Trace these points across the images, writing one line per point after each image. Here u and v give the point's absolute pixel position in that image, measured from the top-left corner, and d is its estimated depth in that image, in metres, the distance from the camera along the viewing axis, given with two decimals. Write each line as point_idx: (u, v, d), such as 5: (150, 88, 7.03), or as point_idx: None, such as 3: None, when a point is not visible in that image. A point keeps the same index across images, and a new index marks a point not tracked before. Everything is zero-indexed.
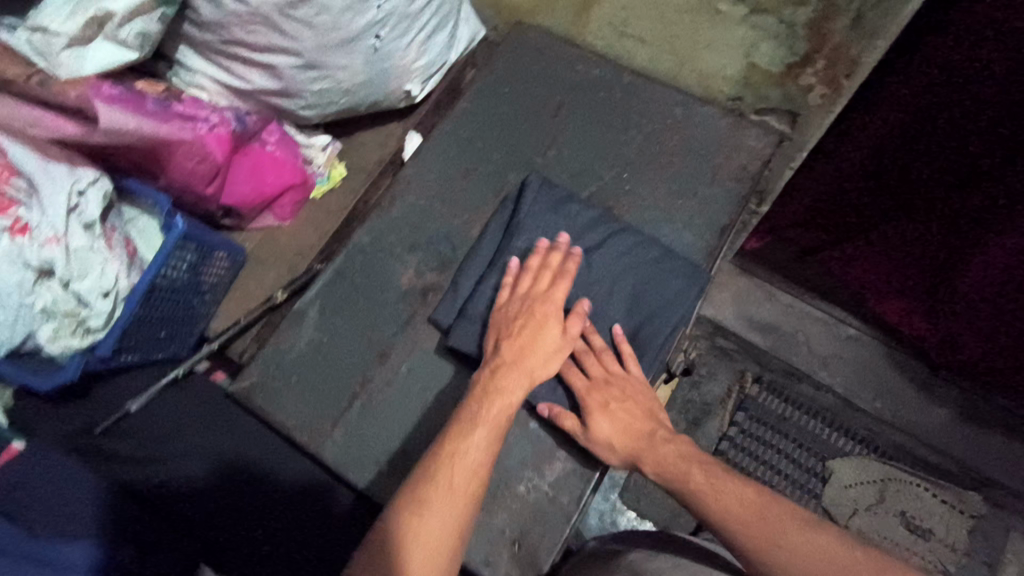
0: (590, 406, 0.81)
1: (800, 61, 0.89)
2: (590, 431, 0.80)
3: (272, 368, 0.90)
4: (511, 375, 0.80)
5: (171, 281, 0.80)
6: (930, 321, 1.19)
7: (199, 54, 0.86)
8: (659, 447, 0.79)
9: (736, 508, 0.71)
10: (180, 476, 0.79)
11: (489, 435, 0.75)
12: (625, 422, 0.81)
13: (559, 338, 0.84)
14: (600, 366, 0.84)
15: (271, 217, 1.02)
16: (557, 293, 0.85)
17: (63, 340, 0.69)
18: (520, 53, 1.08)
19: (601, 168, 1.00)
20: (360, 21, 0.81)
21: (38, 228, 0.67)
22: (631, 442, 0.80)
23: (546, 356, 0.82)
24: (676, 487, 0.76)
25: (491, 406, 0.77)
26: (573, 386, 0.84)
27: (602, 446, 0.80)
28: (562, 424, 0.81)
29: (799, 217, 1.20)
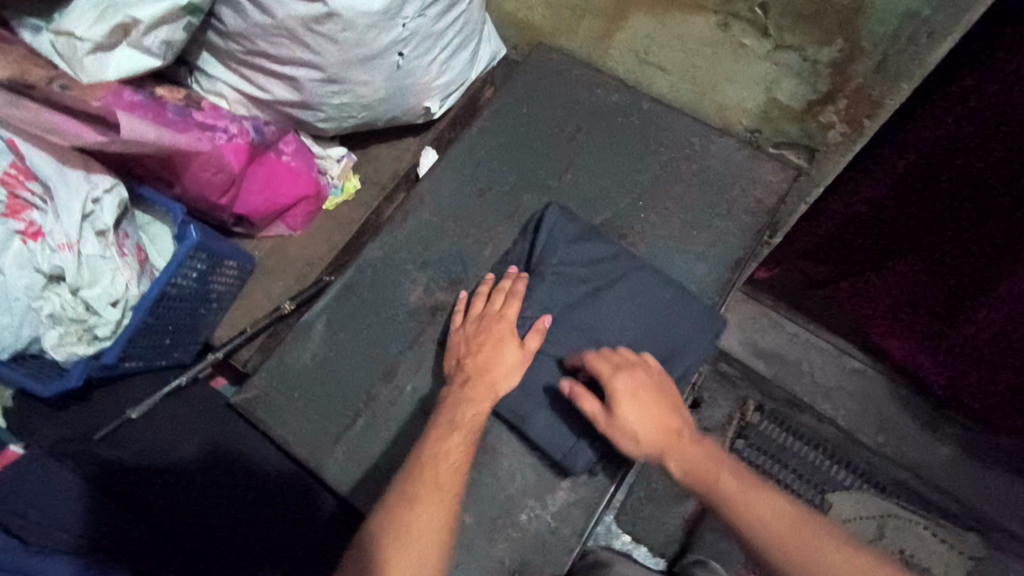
0: (619, 394, 0.78)
1: (822, 98, 0.89)
2: (616, 419, 0.78)
3: (275, 381, 0.89)
4: (474, 392, 0.81)
5: (180, 290, 0.79)
6: (935, 363, 1.17)
7: (220, 63, 0.86)
8: (686, 444, 0.77)
9: (771, 520, 0.71)
10: (176, 462, 0.80)
11: (464, 441, 0.78)
12: (655, 413, 0.78)
13: (518, 352, 0.84)
14: (626, 355, 0.82)
15: (282, 226, 1.01)
16: (510, 311, 0.87)
17: (68, 346, 0.67)
18: (541, 73, 1.08)
19: (617, 194, 1.00)
20: (384, 39, 0.80)
21: (51, 233, 0.66)
22: (655, 436, 0.78)
23: (509, 368, 0.83)
24: (702, 489, 0.75)
25: (464, 414, 0.80)
26: (598, 371, 0.81)
27: (626, 436, 0.78)
28: (584, 408, 0.79)
29: (812, 254, 1.19)
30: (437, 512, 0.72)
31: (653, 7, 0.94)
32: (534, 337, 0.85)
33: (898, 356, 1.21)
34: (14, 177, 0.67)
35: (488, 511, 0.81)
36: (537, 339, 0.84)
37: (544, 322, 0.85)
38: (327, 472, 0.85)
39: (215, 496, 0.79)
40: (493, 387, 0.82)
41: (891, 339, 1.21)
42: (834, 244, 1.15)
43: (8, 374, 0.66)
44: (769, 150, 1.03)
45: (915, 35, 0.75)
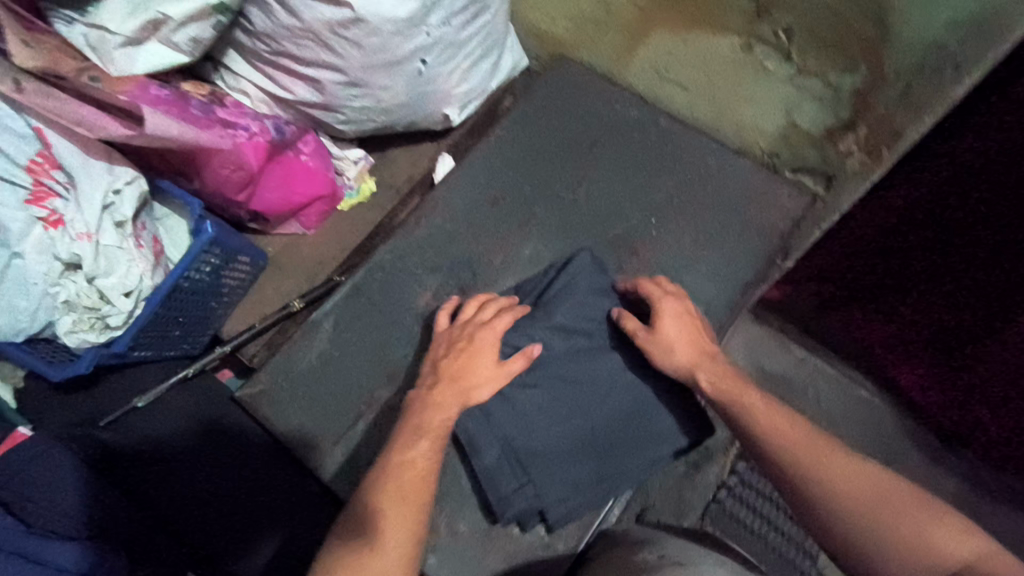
0: (663, 310, 0.82)
1: (843, 125, 0.94)
2: (653, 332, 0.81)
3: (281, 377, 0.90)
4: (442, 398, 0.77)
5: (194, 283, 0.80)
6: (942, 394, 1.11)
7: (246, 60, 0.87)
8: (718, 364, 0.79)
9: (789, 432, 0.71)
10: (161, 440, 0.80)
11: (430, 445, 0.73)
12: (692, 333, 0.81)
13: (495, 370, 0.79)
14: (673, 286, 0.86)
15: (295, 225, 1.02)
16: (499, 323, 0.82)
17: (80, 333, 0.69)
18: (561, 84, 1.08)
19: (629, 210, 1.00)
20: (408, 46, 0.81)
21: (72, 222, 0.67)
22: (689, 352, 0.80)
23: (484, 381, 0.78)
24: (729, 405, 0.75)
25: (432, 417, 0.75)
26: (647, 292, 0.85)
27: (661, 348, 0.81)
28: (625, 323, 0.83)
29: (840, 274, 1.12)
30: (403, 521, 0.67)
31: None
32: (519, 359, 0.79)
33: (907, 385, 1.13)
34: (40, 165, 0.68)
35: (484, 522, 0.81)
36: (524, 362, 0.78)
37: (534, 349, 0.79)
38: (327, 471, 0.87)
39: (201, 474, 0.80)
40: (463, 399, 0.77)
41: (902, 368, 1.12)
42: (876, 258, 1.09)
43: (22, 356, 0.69)
44: (786, 173, 1.00)
45: None
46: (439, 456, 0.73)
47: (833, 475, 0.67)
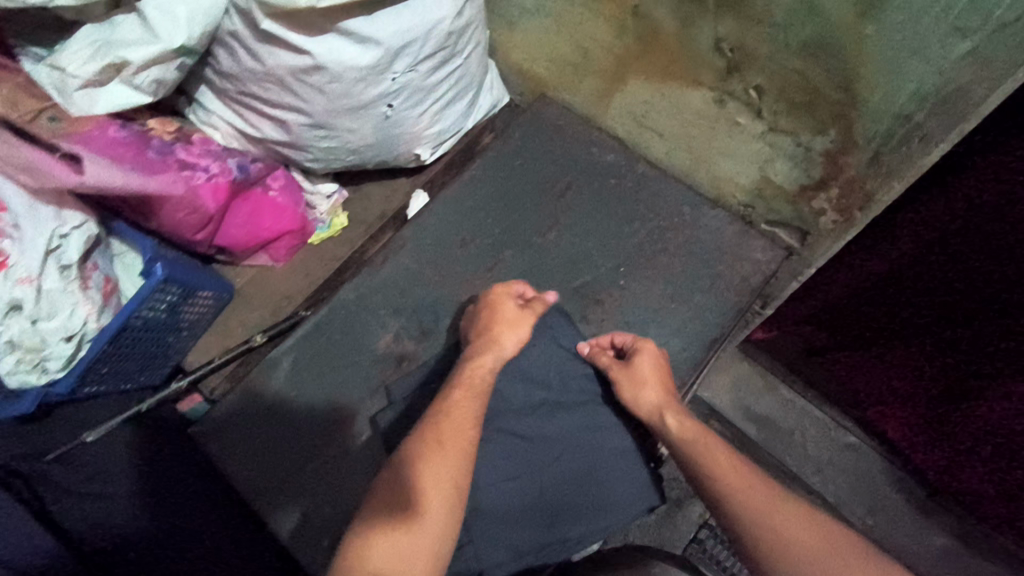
0: (642, 347, 0.85)
1: (814, 185, 0.87)
2: (630, 369, 0.84)
3: (233, 418, 0.89)
4: (475, 351, 0.83)
5: (150, 320, 0.80)
6: (931, 448, 1.09)
7: (216, 97, 0.86)
8: (682, 413, 0.80)
9: (738, 483, 0.71)
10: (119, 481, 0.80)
11: (467, 400, 0.77)
12: (664, 376, 0.84)
13: (518, 313, 0.87)
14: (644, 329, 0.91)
15: (265, 257, 1.02)
16: (514, 285, 0.91)
17: (20, 374, 0.69)
18: (539, 126, 1.07)
19: (599, 257, 0.99)
20: (373, 91, 0.81)
21: (15, 265, 0.66)
22: (660, 395, 0.82)
23: (514, 322, 0.86)
24: (688, 451, 0.76)
25: (463, 375, 0.80)
26: (624, 339, 0.88)
27: (633, 384, 0.83)
28: (600, 359, 0.87)
29: (825, 313, 1.13)
30: (450, 468, 0.71)
31: (654, 74, 0.93)
32: (539, 302, 0.89)
33: (896, 436, 1.11)
34: None
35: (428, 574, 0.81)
36: (545, 303, 0.89)
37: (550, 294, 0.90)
38: (273, 518, 0.85)
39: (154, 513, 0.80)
40: (496, 344, 0.83)
41: (889, 416, 1.11)
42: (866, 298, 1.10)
43: None
44: (761, 227, 1.00)
45: (908, 137, 0.73)
46: (478, 404, 0.78)
47: (774, 531, 0.67)
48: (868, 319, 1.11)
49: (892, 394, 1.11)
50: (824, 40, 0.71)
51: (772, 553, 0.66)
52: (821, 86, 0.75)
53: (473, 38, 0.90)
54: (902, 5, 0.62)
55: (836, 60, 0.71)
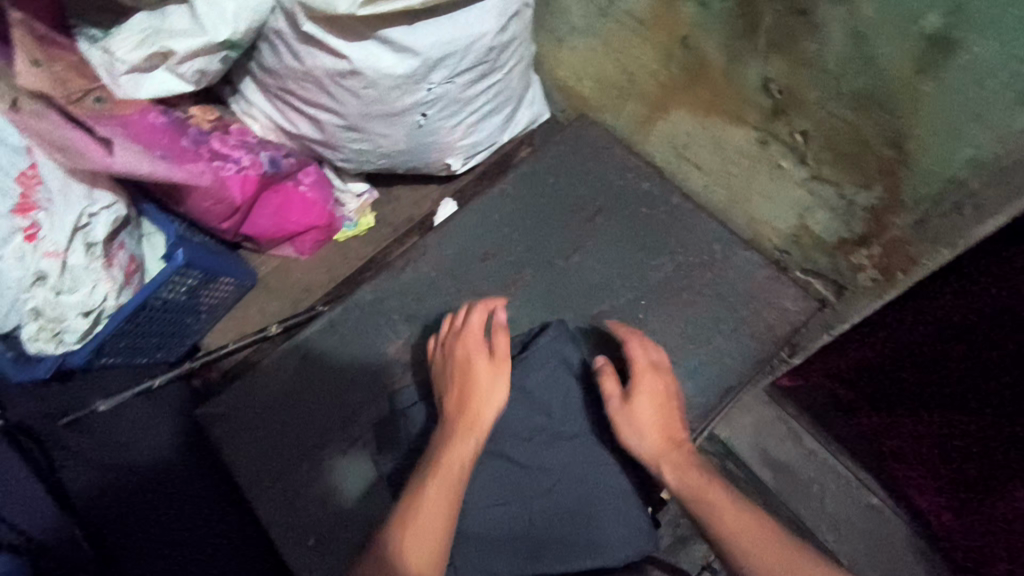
0: (640, 383, 0.82)
1: (856, 240, 0.83)
2: (627, 407, 0.80)
3: (237, 405, 0.89)
4: (461, 423, 0.77)
5: (168, 302, 0.82)
6: (963, 523, 1.01)
7: (257, 89, 0.88)
8: (683, 455, 0.77)
9: (750, 539, 0.67)
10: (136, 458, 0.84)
11: (456, 452, 0.75)
12: (666, 415, 0.81)
13: (490, 365, 0.81)
14: (650, 351, 0.86)
15: (290, 248, 1.03)
16: (479, 321, 0.85)
17: (40, 343, 0.72)
18: (576, 145, 1.05)
19: (620, 287, 0.96)
20: (408, 99, 0.81)
21: (44, 238, 0.69)
22: (660, 438, 0.79)
23: (487, 376, 0.80)
24: (692, 504, 0.73)
25: (448, 427, 0.77)
26: (635, 359, 0.84)
27: (632, 426, 0.80)
28: (604, 385, 0.83)
29: (854, 372, 1.07)
30: (440, 524, 0.70)
31: (697, 107, 0.90)
32: (501, 338, 0.83)
33: (927, 508, 1.02)
34: (29, 177, 0.69)
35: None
36: (508, 335, 0.83)
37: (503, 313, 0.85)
38: (262, 511, 0.85)
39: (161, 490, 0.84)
40: (477, 417, 0.78)
41: (919, 485, 1.03)
42: (898, 365, 1.05)
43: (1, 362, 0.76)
44: (795, 274, 0.96)
45: (959, 205, 0.69)
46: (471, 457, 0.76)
47: None
48: (903, 380, 1.05)
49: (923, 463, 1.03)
50: (877, 93, 0.67)
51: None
52: (870, 138, 0.71)
53: (516, 54, 0.89)
54: (965, 65, 0.59)
55: (889, 115, 0.68)
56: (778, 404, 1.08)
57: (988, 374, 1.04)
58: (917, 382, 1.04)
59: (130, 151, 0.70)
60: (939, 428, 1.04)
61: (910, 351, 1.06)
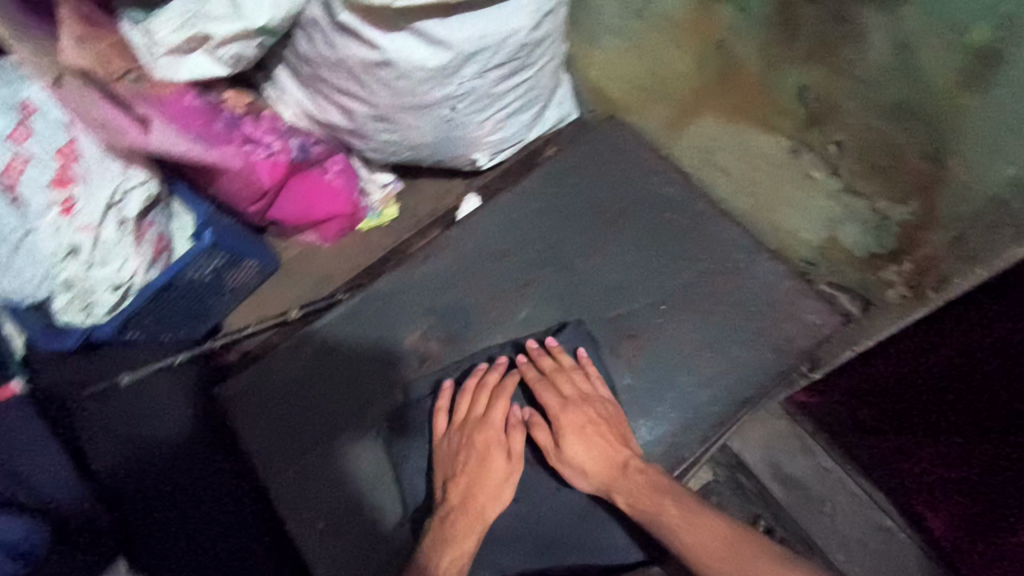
0: (563, 426, 0.85)
1: (887, 254, 0.83)
2: (562, 455, 0.84)
3: (255, 387, 0.90)
4: (466, 519, 0.81)
5: (193, 281, 0.83)
6: (979, 549, 0.99)
7: (291, 77, 0.89)
8: (630, 477, 0.82)
9: (714, 547, 0.75)
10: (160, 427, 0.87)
11: (467, 538, 0.80)
12: (599, 447, 0.84)
13: (507, 465, 0.85)
14: (573, 386, 0.87)
15: (314, 236, 1.03)
16: (495, 414, 0.86)
17: (70, 314, 0.74)
18: (603, 145, 1.03)
19: (640, 291, 0.95)
20: (438, 92, 0.82)
21: (80, 212, 0.70)
22: (603, 471, 0.83)
23: (501, 475, 0.84)
24: (647, 519, 0.79)
25: (460, 514, 0.81)
26: (550, 404, 0.87)
27: (574, 470, 0.84)
28: (537, 437, 0.86)
29: (875, 392, 1.04)
30: None
31: (728, 112, 0.89)
32: (520, 438, 0.86)
33: (942, 534, 1.00)
34: (67, 153, 0.71)
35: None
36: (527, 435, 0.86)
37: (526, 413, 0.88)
38: (274, 492, 0.86)
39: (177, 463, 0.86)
40: (484, 511, 0.82)
41: (933, 511, 1.01)
42: (913, 389, 1.02)
43: (35, 330, 0.78)
44: (821, 287, 0.93)
45: (998, 225, 0.69)
46: (474, 540, 0.81)
47: None
48: (914, 403, 1.02)
49: (937, 488, 1.01)
50: (912, 104, 0.68)
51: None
52: (904, 147, 0.72)
53: (549, 52, 0.89)
54: (1014, 80, 0.60)
55: (930, 128, 0.68)
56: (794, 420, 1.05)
57: (1002, 395, 1.01)
58: (928, 406, 1.02)
59: (164, 129, 0.73)
60: (952, 451, 1.01)
61: (920, 375, 1.02)
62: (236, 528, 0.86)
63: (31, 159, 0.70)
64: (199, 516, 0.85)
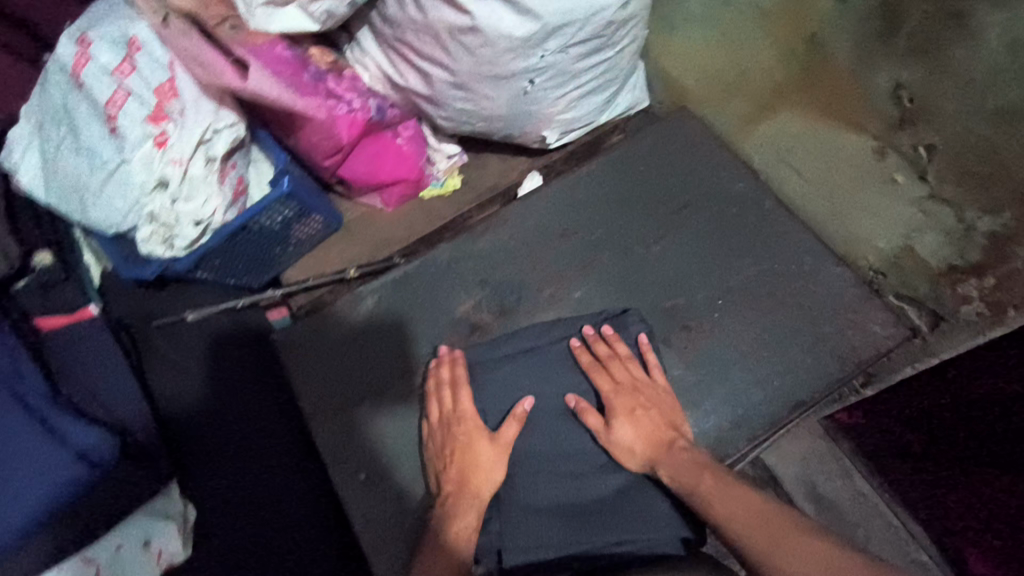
0: (615, 408, 0.85)
1: (967, 267, 0.80)
2: (611, 433, 0.84)
3: (313, 338, 0.92)
4: (462, 502, 0.81)
5: (263, 227, 0.86)
6: None
7: (374, 39, 0.90)
8: (677, 454, 0.81)
9: (743, 514, 0.71)
10: (219, 366, 0.90)
11: (465, 520, 0.79)
12: (648, 428, 0.84)
13: (493, 449, 0.84)
14: (625, 372, 0.87)
15: (377, 199, 1.05)
16: (466, 405, 0.86)
17: (152, 245, 0.77)
18: (673, 135, 1.01)
19: (699, 285, 0.93)
20: (519, 64, 0.82)
21: (172, 146, 0.74)
22: (650, 447, 0.83)
23: (493, 461, 0.83)
24: (686, 493, 0.77)
25: (456, 497, 0.81)
26: (600, 385, 0.87)
27: (622, 449, 0.84)
28: (586, 420, 0.85)
29: (930, 416, 1.00)
30: None
31: None
32: (507, 429, 0.84)
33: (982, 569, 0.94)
34: (166, 90, 0.74)
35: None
36: (520, 425, 0.84)
37: (526, 403, 0.85)
38: (319, 439, 0.88)
39: (231, 401, 0.89)
40: (476, 496, 0.81)
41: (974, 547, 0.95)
42: (975, 420, 0.98)
43: (115, 256, 0.82)
44: (888, 298, 0.90)
45: None
46: (476, 522, 0.80)
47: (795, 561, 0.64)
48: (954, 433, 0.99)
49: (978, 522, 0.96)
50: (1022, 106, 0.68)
51: (764, 557, 0.66)
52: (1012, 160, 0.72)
53: (631, 33, 0.88)
54: None
55: None
56: (832, 441, 1.01)
57: None
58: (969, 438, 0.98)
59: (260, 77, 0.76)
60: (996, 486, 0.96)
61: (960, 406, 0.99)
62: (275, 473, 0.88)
63: (131, 94, 0.74)
64: (244, 456, 0.88)
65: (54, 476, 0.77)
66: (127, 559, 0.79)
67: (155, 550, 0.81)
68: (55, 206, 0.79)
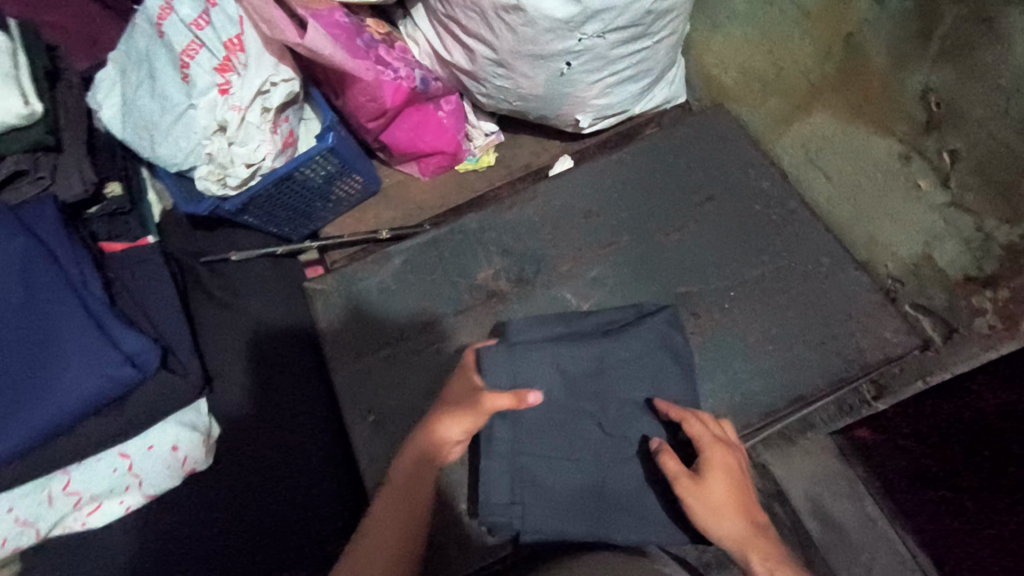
0: (713, 460, 0.69)
1: (982, 278, 0.88)
2: (701, 487, 0.68)
3: (345, 288, 0.99)
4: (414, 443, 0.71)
5: (307, 179, 0.93)
6: None
7: (424, 13, 0.96)
8: (771, 544, 0.67)
9: None
10: (253, 304, 0.98)
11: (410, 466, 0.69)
12: (743, 493, 0.69)
13: (465, 394, 0.74)
14: (718, 424, 0.73)
15: (415, 167, 1.11)
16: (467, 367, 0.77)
17: (207, 181, 0.85)
18: (706, 131, 1.03)
19: (713, 275, 0.95)
20: (558, 45, 0.86)
21: (234, 95, 0.82)
22: (741, 524, 0.67)
23: (457, 408, 0.70)
24: None
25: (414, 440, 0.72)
26: (696, 433, 0.71)
27: (708, 510, 0.68)
28: (669, 466, 0.70)
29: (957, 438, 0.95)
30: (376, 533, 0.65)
31: (843, 111, 0.99)
32: (495, 394, 0.68)
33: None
34: (234, 44, 0.81)
35: (451, 497, 0.88)
36: (513, 399, 0.67)
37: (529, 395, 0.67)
38: (337, 380, 0.94)
39: (258, 337, 0.96)
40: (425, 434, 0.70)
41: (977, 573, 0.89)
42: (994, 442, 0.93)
43: (173, 194, 0.90)
44: (905, 308, 0.91)
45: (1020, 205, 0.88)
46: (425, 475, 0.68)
47: None
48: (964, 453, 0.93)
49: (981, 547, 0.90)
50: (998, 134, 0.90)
51: None
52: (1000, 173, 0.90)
53: (670, 26, 0.91)
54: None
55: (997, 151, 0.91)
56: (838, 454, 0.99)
57: None
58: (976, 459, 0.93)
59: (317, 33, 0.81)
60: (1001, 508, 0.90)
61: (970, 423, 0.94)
62: (289, 408, 0.94)
63: (205, 46, 0.82)
64: (260, 387, 0.94)
65: (100, 372, 0.76)
66: (157, 460, 0.86)
67: (182, 455, 0.87)
68: (129, 143, 0.88)
